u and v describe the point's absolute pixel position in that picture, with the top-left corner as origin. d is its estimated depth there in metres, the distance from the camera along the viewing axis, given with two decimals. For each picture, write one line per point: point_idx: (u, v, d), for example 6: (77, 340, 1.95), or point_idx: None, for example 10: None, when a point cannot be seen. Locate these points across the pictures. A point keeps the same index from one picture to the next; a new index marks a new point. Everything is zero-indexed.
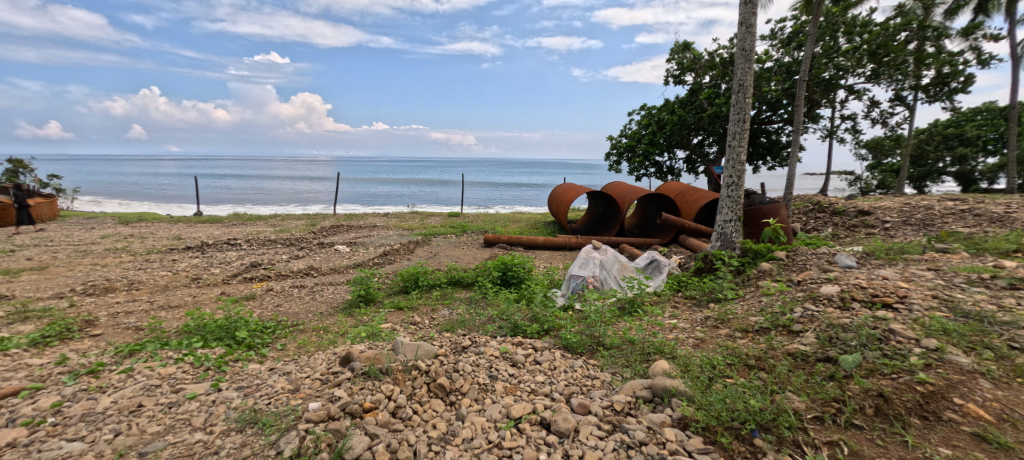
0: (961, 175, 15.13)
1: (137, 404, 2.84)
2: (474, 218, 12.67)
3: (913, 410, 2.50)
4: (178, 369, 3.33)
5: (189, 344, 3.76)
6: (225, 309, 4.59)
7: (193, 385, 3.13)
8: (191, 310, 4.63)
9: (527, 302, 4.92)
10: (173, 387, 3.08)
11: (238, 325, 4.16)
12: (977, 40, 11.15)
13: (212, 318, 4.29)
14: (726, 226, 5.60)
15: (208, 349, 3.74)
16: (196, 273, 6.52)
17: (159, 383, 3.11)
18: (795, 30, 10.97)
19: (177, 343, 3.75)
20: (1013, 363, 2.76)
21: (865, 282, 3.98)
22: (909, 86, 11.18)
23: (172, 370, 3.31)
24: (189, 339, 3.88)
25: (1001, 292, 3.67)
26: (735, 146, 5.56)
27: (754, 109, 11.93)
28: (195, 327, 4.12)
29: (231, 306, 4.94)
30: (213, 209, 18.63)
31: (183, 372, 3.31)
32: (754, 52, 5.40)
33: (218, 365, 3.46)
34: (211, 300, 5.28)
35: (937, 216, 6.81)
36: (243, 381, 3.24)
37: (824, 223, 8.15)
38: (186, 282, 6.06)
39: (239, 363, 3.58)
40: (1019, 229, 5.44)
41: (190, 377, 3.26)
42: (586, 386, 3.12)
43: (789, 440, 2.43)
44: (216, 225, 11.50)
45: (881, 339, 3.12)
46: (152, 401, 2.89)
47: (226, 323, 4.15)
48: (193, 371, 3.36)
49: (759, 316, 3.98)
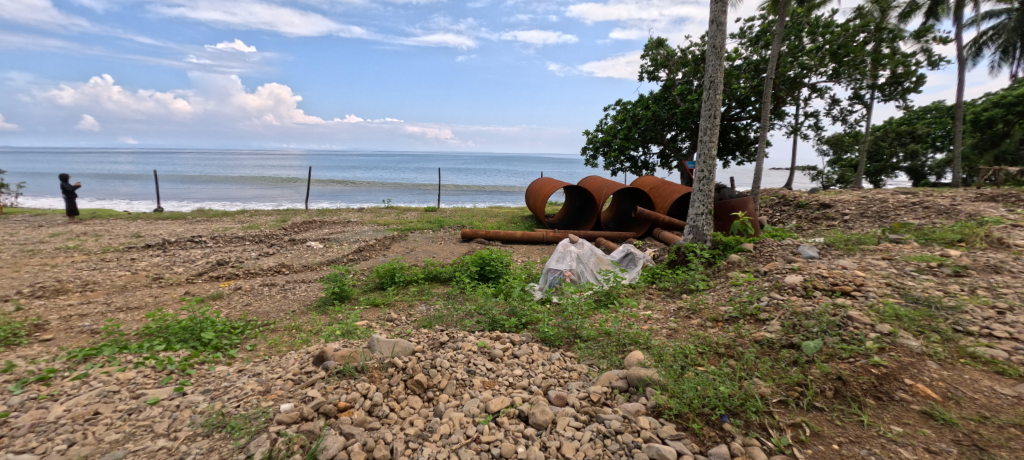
0: (912, 170, 16.00)
1: (93, 412, 2.76)
2: (450, 213, 12.56)
3: (868, 391, 2.68)
4: (140, 374, 3.24)
5: (150, 347, 3.65)
6: (190, 309, 4.48)
7: (155, 390, 3.06)
8: (153, 312, 4.49)
9: (505, 296, 5.00)
10: (133, 392, 3.01)
11: (203, 326, 4.06)
12: (928, 43, 11.74)
13: (175, 318, 4.18)
14: (698, 219, 5.80)
15: (172, 352, 3.64)
16: (157, 272, 6.30)
17: (118, 389, 3.02)
18: (763, 29, 11.34)
19: (137, 347, 3.64)
20: (957, 344, 2.97)
21: (826, 272, 4.18)
22: (867, 85, 11.69)
23: (131, 374, 3.21)
24: (150, 342, 3.76)
25: (947, 279, 3.92)
26: (706, 141, 5.69)
27: (724, 106, 12.23)
28: (158, 329, 4.00)
29: (197, 307, 4.84)
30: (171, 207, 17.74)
31: (144, 376, 3.22)
32: (725, 49, 5.53)
33: (182, 368, 3.37)
34: (174, 300, 5.16)
35: (891, 208, 7.19)
36: (210, 384, 3.18)
37: (788, 216, 8.49)
38: (147, 282, 5.85)
39: (205, 365, 3.50)
40: (963, 221, 5.80)
41: (151, 382, 3.17)
42: (564, 378, 3.21)
43: (756, 424, 2.57)
44: (178, 222, 11.05)
45: (841, 325, 3.30)
46: (110, 408, 2.81)
47: (191, 324, 4.04)
48: (154, 375, 3.27)
49: (728, 305, 4.14)
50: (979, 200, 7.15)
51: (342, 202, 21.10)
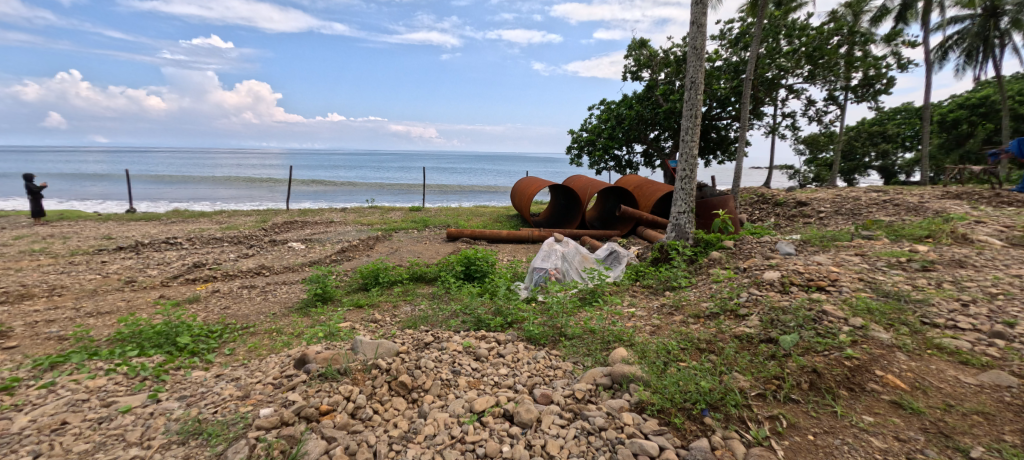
0: (883, 169, 16.50)
1: (60, 422, 2.70)
2: (435, 212, 12.52)
3: (841, 383, 2.77)
4: (111, 381, 3.17)
5: (122, 353, 3.58)
6: (165, 314, 4.40)
7: (127, 397, 3.00)
8: (125, 316, 4.40)
9: (490, 295, 5.02)
10: (104, 400, 2.95)
11: (179, 330, 3.99)
12: (897, 46, 12.09)
13: (148, 323, 4.10)
14: (680, 217, 5.90)
15: (145, 358, 3.58)
16: (130, 275, 6.17)
17: (87, 397, 2.96)
18: (742, 31, 11.55)
19: (108, 353, 3.56)
20: (925, 336, 3.09)
21: (802, 268, 4.30)
22: (840, 87, 11.98)
23: (102, 382, 3.15)
24: (123, 348, 3.69)
25: (915, 273, 4.06)
26: (687, 141, 5.79)
27: (706, 106, 12.42)
28: (131, 335, 3.93)
29: (172, 311, 4.75)
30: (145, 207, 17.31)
31: (116, 383, 3.16)
32: (705, 50, 5.63)
33: (156, 374, 3.31)
34: (148, 305, 5.06)
35: (864, 205, 7.40)
36: (185, 390, 3.13)
37: (767, 214, 8.68)
38: (119, 285, 5.72)
39: (180, 371, 3.44)
40: (931, 217, 6.01)
41: (123, 389, 3.11)
42: (549, 376, 3.24)
43: (735, 417, 2.64)
44: (152, 223, 10.80)
45: (816, 319, 3.40)
46: (78, 417, 2.75)
47: (165, 329, 3.97)
48: (127, 382, 3.20)
49: (710, 301, 4.23)
50: (946, 197, 7.41)
51: (325, 202, 20.81)
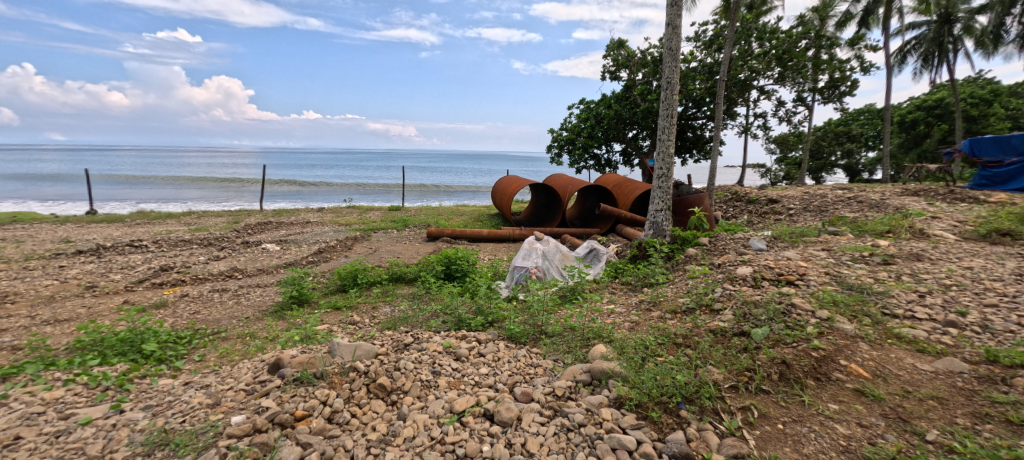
0: (848, 168, 17.12)
1: (14, 437, 2.61)
2: (415, 212, 12.45)
3: (809, 373, 2.88)
4: (70, 392, 3.07)
5: (82, 362, 3.47)
6: (128, 320, 4.28)
7: (87, 408, 2.91)
8: (85, 324, 4.27)
9: (471, 294, 5.04)
10: (62, 412, 2.86)
11: (144, 337, 3.89)
12: (861, 50, 12.54)
13: (110, 331, 3.98)
14: (658, 215, 6.01)
15: (108, 367, 3.47)
16: (90, 280, 5.96)
17: (43, 410, 2.86)
18: (716, 33, 11.80)
19: (67, 363, 3.45)
20: (886, 326, 3.24)
21: (773, 263, 4.44)
22: (808, 88, 12.36)
23: (60, 393, 3.05)
24: (83, 357, 3.58)
25: (877, 267, 4.24)
26: (664, 140, 5.90)
27: (682, 106, 12.65)
28: (92, 343, 3.80)
29: (137, 317, 4.63)
30: (110, 209, 16.72)
31: (75, 394, 3.07)
32: (680, 51, 5.74)
33: (120, 384, 3.22)
34: (110, 311, 4.91)
35: (830, 202, 7.67)
36: (151, 400, 3.06)
37: (740, 211, 8.91)
38: (78, 291, 5.53)
39: (146, 379, 3.36)
40: (891, 213, 6.28)
41: (83, 400, 3.02)
42: (529, 374, 3.28)
43: (709, 409, 2.72)
44: (115, 225, 10.45)
45: (785, 312, 3.52)
46: (33, 431, 2.66)
47: (129, 336, 3.86)
48: (87, 392, 3.11)
49: (686, 296, 4.34)
50: (906, 194, 7.75)
51: (301, 202, 20.54)
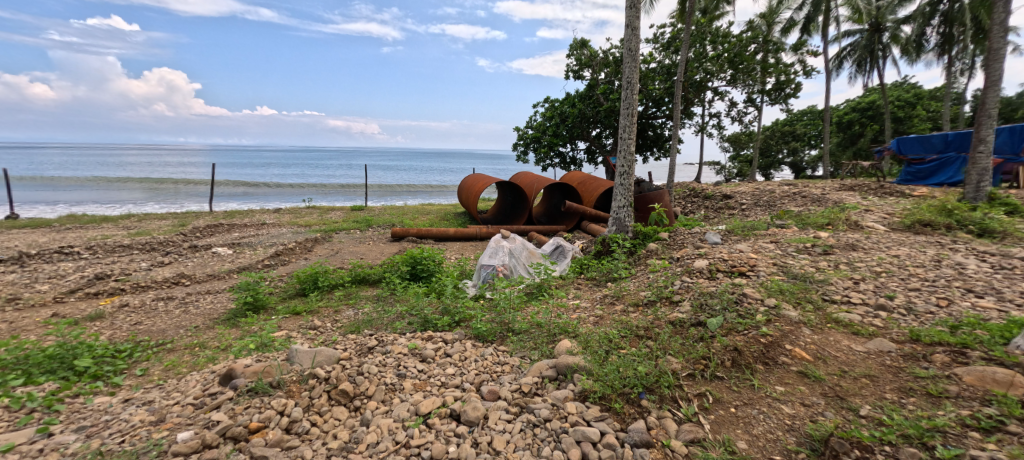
0: (794, 165, 18.09)
1: None
2: (378, 212, 12.26)
3: (758, 359, 3.07)
4: None
5: (4, 382, 3.24)
6: (58, 335, 4.03)
7: (10, 434, 2.73)
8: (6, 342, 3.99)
9: (437, 294, 5.05)
10: None
11: (78, 353, 3.68)
12: (803, 54, 13.26)
13: (37, 346, 3.73)
14: (620, 211, 6.19)
15: (35, 386, 3.26)
16: (14, 292, 5.57)
17: None
18: (673, 35, 12.19)
19: None
20: (826, 311, 3.49)
21: (726, 256, 4.67)
22: (758, 90, 12.95)
23: None
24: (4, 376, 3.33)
25: (818, 256, 4.54)
26: (626, 138, 6.08)
27: (642, 105, 12.99)
28: (14, 360, 3.55)
29: (69, 331, 4.36)
30: (41, 213, 15.65)
31: None
32: (639, 52, 5.93)
33: (48, 405, 3.03)
34: (37, 326, 4.60)
35: (778, 197, 8.11)
36: (85, 420, 2.90)
37: (697, 207, 9.28)
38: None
39: (79, 398, 3.19)
40: (832, 207, 6.70)
41: (5, 425, 2.82)
42: (496, 372, 3.34)
43: (668, 397, 2.86)
44: (43, 231, 9.75)
45: (738, 301, 3.73)
46: None
47: (59, 352, 3.63)
48: (9, 416, 2.92)
49: (647, 290, 4.51)
50: (844, 189, 8.30)
51: (257, 202, 20.35)
